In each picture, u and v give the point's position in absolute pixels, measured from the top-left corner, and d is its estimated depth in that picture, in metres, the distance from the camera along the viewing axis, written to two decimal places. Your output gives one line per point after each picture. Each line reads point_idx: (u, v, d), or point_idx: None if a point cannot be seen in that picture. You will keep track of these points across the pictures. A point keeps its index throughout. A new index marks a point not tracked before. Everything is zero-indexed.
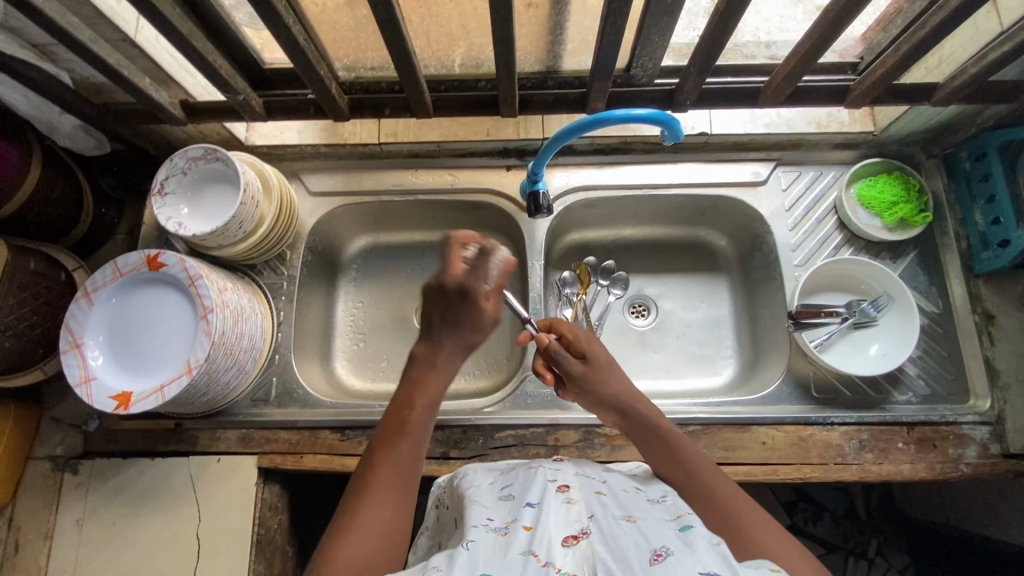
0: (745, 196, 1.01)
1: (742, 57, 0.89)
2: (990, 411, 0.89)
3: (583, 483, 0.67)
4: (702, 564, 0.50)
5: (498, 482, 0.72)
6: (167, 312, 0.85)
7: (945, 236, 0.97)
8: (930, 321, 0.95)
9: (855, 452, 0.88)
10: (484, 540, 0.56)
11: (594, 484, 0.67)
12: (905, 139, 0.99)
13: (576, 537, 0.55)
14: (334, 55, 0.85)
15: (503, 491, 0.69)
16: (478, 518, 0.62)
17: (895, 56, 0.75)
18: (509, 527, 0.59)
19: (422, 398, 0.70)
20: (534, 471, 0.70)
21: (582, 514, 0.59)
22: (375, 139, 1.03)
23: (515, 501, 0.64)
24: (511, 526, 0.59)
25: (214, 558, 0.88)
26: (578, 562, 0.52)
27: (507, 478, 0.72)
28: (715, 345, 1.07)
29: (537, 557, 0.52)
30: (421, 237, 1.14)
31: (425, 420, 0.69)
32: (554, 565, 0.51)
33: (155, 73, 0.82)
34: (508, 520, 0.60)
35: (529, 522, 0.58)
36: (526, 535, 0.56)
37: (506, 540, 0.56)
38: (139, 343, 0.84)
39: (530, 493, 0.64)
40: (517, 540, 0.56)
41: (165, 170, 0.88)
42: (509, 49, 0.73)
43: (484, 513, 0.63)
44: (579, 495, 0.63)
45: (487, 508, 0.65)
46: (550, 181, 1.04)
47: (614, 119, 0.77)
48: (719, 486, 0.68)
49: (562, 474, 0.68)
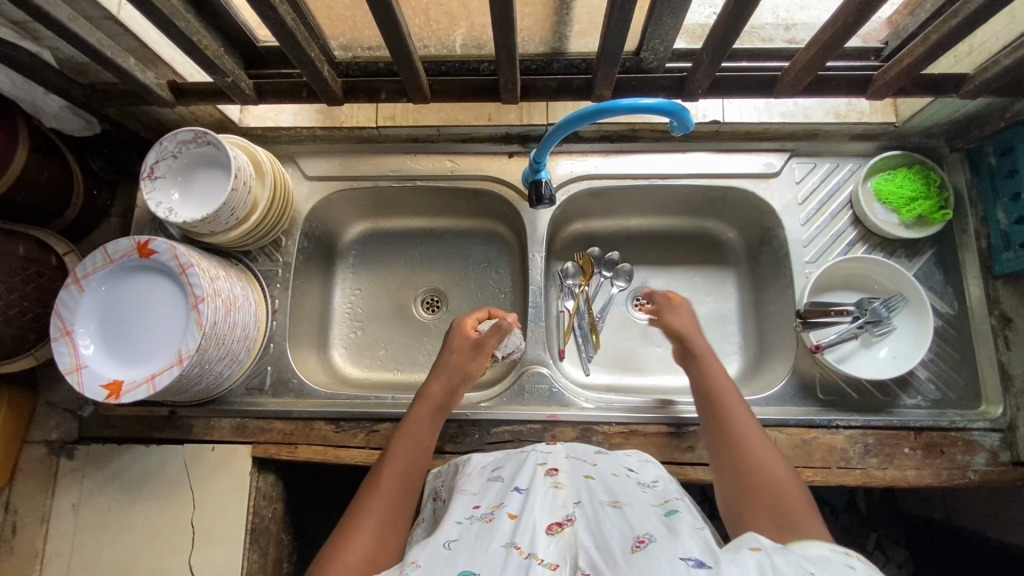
0: (757, 188, 0.97)
1: (760, 39, 0.84)
2: (1002, 417, 0.87)
3: (572, 466, 0.69)
4: (683, 550, 0.51)
5: (490, 465, 0.74)
6: (144, 304, 0.83)
7: (965, 234, 0.93)
8: (944, 324, 0.92)
9: (860, 457, 0.86)
10: (468, 533, 0.57)
11: (583, 467, 0.69)
12: (928, 131, 0.94)
13: (560, 525, 0.56)
14: (330, 33, 0.81)
15: (492, 473, 0.72)
16: (466, 508, 0.63)
17: (924, 45, 0.70)
18: (494, 514, 0.60)
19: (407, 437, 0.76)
20: (525, 454, 0.73)
21: (567, 500, 0.61)
22: (373, 122, 0.98)
23: (503, 484, 0.67)
24: (496, 512, 0.60)
25: (208, 546, 0.88)
26: (561, 551, 0.53)
27: (499, 460, 0.75)
28: (720, 340, 1.04)
29: (519, 549, 0.53)
30: (421, 223, 1.12)
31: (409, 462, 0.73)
32: (536, 556, 0.52)
33: (141, 52, 0.79)
34: (494, 506, 0.62)
35: (514, 511, 0.59)
36: (510, 524, 0.57)
37: (490, 528, 0.57)
38: (118, 335, 0.82)
39: (518, 478, 0.66)
40: (501, 530, 0.56)
41: (154, 154, 0.85)
42: (509, 32, 0.68)
43: (471, 502, 0.64)
44: (566, 479, 0.65)
45: (475, 494, 0.67)
46: (554, 168, 1.00)
47: (620, 109, 0.72)
48: (768, 462, 0.68)
49: (552, 458, 0.71)
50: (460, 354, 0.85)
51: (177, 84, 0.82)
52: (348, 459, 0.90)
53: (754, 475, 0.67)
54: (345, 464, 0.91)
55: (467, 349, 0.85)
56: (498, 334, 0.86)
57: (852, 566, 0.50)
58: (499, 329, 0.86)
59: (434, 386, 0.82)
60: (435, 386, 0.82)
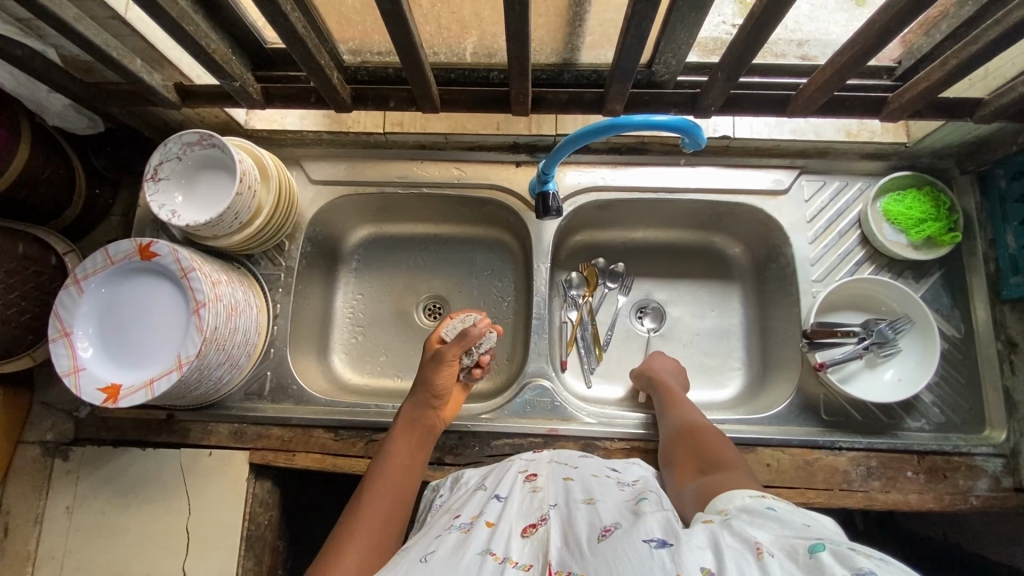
0: (765, 205, 0.97)
1: (773, 55, 0.84)
2: (1006, 443, 0.86)
3: (553, 470, 0.72)
4: (646, 531, 0.51)
5: (480, 477, 0.75)
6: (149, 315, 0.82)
7: (974, 258, 0.92)
8: (950, 347, 0.91)
9: (862, 479, 0.86)
10: (447, 541, 0.59)
11: (564, 470, 0.71)
12: (939, 152, 0.94)
13: (534, 527, 0.58)
14: (339, 37, 0.80)
15: (480, 484, 0.74)
16: (449, 520, 0.65)
17: (941, 70, 0.70)
18: (473, 523, 0.61)
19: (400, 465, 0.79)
20: (509, 463, 0.76)
21: (543, 503, 0.63)
22: (380, 129, 0.98)
23: (485, 493, 0.69)
24: (475, 522, 0.62)
25: (203, 552, 0.87)
26: (534, 552, 0.55)
27: (488, 471, 0.77)
28: (723, 355, 1.04)
29: (494, 555, 0.54)
30: (425, 229, 1.11)
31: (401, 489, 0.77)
32: (510, 559, 0.54)
33: (147, 53, 0.77)
34: (474, 516, 0.63)
35: (491, 520, 0.61)
36: (486, 532, 0.59)
37: (468, 536, 0.59)
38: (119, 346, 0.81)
39: (500, 486, 0.69)
40: (478, 537, 0.58)
41: (158, 155, 0.83)
42: (523, 44, 0.67)
43: (456, 513, 0.66)
44: (545, 483, 0.68)
45: (460, 506, 0.68)
46: (562, 179, 0.99)
47: (633, 125, 0.71)
48: (719, 442, 0.75)
49: (534, 465, 0.74)
50: (430, 365, 0.84)
51: (184, 86, 0.81)
52: (346, 468, 0.89)
53: (707, 449, 0.74)
54: (343, 473, 0.91)
55: (433, 361, 0.84)
56: (462, 342, 0.83)
57: (768, 507, 0.54)
58: (464, 336, 0.83)
59: (410, 407, 0.83)
60: (410, 407, 0.83)
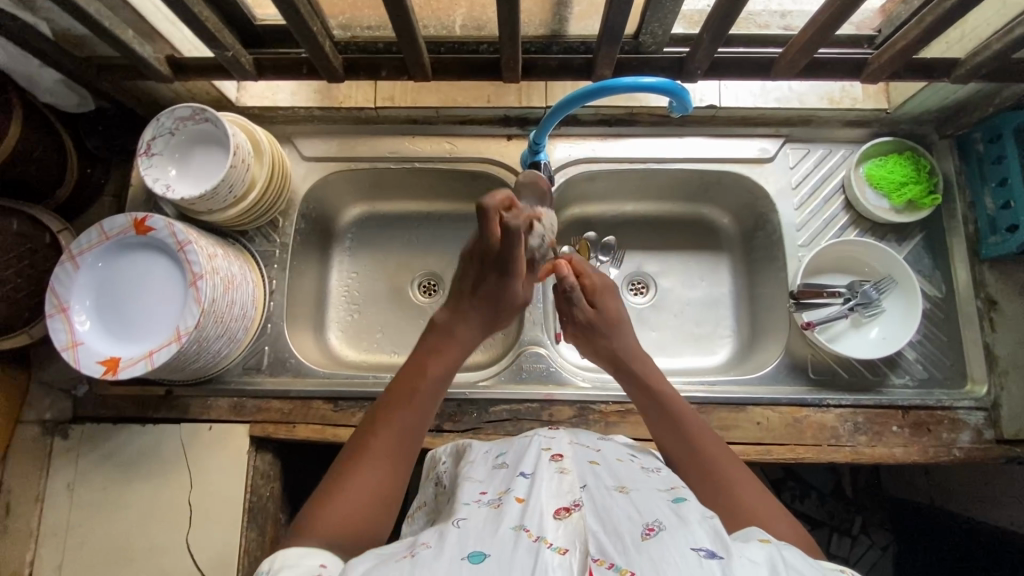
0: (752, 172, 0.99)
1: (756, 25, 0.85)
2: (987, 397, 0.89)
3: (578, 452, 0.69)
4: (693, 540, 0.49)
5: (492, 451, 0.75)
6: (155, 275, 0.83)
7: (954, 220, 0.95)
8: (932, 306, 0.94)
9: (849, 434, 0.88)
10: (476, 516, 0.57)
11: (588, 454, 0.69)
12: (919, 118, 0.96)
13: (567, 509, 0.56)
14: (328, 11, 0.83)
15: (498, 460, 0.72)
16: (472, 494, 0.64)
17: (916, 29, 0.72)
18: (502, 501, 0.60)
19: (436, 368, 0.70)
20: (529, 440, 0.73)
21: (573, 485, 0.60)
22: (371, 103, 0.99)
23: (509, 470, 0.67)
24: (503, 499, 0.60)
25: (204, 524, 0.88)
26: (570, 535, 0.52)
27: (502, 446, 0.75)
28: (713, 323, 1.06)
29: (528, 532, 0.52)
30: (417, 207, 1.12)
31: (434, 392, 0.69)
32: (544, 539, 0.51)
33: (139, 26, 0.78)
34: (501, 494, 0.62)
35: (521, 496, 0.59)
36: (518, 508, 0.57)
37: (498, 513, 0.57)
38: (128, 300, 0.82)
39: (524, 463, 0.67)
40: (508, 513, 0.56)
41: (150, 130, 0.84)
42: (512, 9, 0.69)
43: (478, 488, 0.64)
44: (572, 465, 0.65)
45: (480, 482, 0.67)
46: (553, 151, 1.00)
47: (623, 87, 0.73)
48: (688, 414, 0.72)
49: (556, 444, 0.71)
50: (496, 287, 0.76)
51: (176, 59, 0.81)
52: (346, 437, 0.90)
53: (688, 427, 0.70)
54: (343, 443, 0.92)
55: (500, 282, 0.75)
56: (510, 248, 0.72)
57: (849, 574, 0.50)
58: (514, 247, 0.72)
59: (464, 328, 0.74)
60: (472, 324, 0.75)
